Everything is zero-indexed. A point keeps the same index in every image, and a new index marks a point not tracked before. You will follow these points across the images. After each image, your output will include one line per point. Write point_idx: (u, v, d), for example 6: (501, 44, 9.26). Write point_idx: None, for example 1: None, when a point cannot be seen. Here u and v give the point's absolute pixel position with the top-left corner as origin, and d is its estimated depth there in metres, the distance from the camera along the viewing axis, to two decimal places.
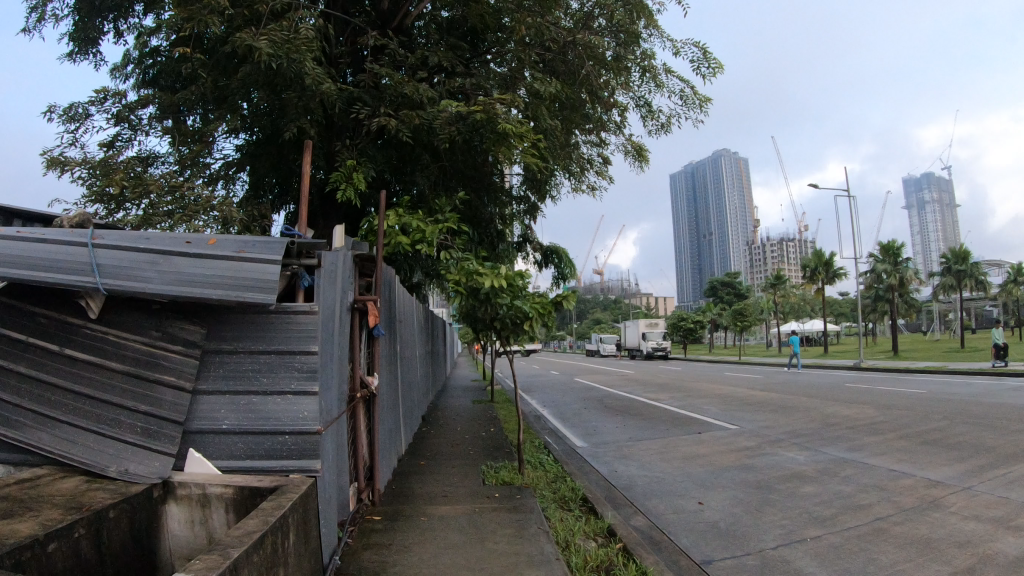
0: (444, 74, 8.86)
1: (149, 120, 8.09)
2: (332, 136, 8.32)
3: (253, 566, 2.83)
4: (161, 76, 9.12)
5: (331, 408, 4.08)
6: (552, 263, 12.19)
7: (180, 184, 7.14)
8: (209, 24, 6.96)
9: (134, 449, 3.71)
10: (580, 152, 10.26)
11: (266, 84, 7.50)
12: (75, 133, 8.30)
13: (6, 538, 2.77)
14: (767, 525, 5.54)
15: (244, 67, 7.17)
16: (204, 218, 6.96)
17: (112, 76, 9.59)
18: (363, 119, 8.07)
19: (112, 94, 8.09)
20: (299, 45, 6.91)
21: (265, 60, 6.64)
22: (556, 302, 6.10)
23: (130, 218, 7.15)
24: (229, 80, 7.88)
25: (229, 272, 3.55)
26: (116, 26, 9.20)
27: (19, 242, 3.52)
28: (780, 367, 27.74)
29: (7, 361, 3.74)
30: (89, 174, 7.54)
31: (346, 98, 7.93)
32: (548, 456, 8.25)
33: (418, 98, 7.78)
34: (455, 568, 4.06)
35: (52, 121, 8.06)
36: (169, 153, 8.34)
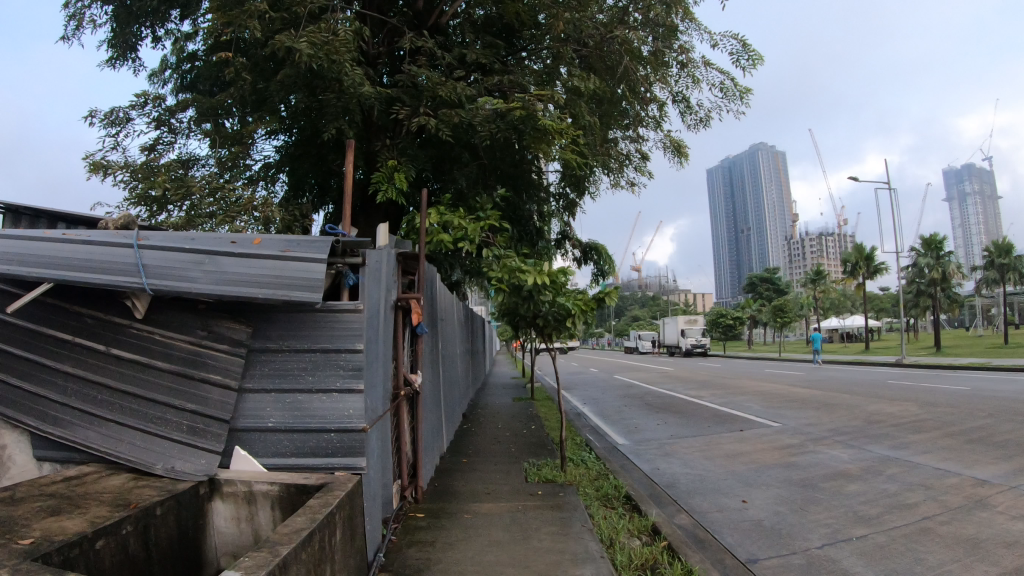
0: (481, 72, 8.88)
1: (188, 124, 8.21)
2: (372, 137, 8.38)
3: (301, 564, 2.85)
4: (199, 80, 9.29)
5: (376, 406, 4.10)
6: (591, 260, 12.12)
7: (222, 185, 7.25)
8: (247, 27, 7.06)
9: (180, 447, 3.77)
10: (619, 148, 10.17)
11: (306, 86, 7.58)
12: (116, 137, 8.49)
13: (55, 535, 2.83)
14: (811, 524, 5.42)
15: (285, 69, 7.24)
16: (246, 219, 7.02)
17: (151, 81, 9.80)
18: (402, 119, 8.11)
19: (152, 98, 8.25)
20: (338, 46, 6.96)
21: (306, 60, 6.71)
22: (598, 300, 6.04)
23: (173, 219, 7.27)
24: (267, 83, 7.98)
25: (275, 272, 3.58)
26: (154, 32, 9.38)
27: (67, 244, 3.60)
28: (820, 363, 27.36)
29: (54, 361, 3.84)
30: (130, 177, 7.69)
31: (385, 98, 7.97)
32: (590, 453, 8.21)
33: (456, 97, 7.79)
34: (500, 566, 4.05)
35: (95, 125, 8.25)
36: (208, 155, 8.45)
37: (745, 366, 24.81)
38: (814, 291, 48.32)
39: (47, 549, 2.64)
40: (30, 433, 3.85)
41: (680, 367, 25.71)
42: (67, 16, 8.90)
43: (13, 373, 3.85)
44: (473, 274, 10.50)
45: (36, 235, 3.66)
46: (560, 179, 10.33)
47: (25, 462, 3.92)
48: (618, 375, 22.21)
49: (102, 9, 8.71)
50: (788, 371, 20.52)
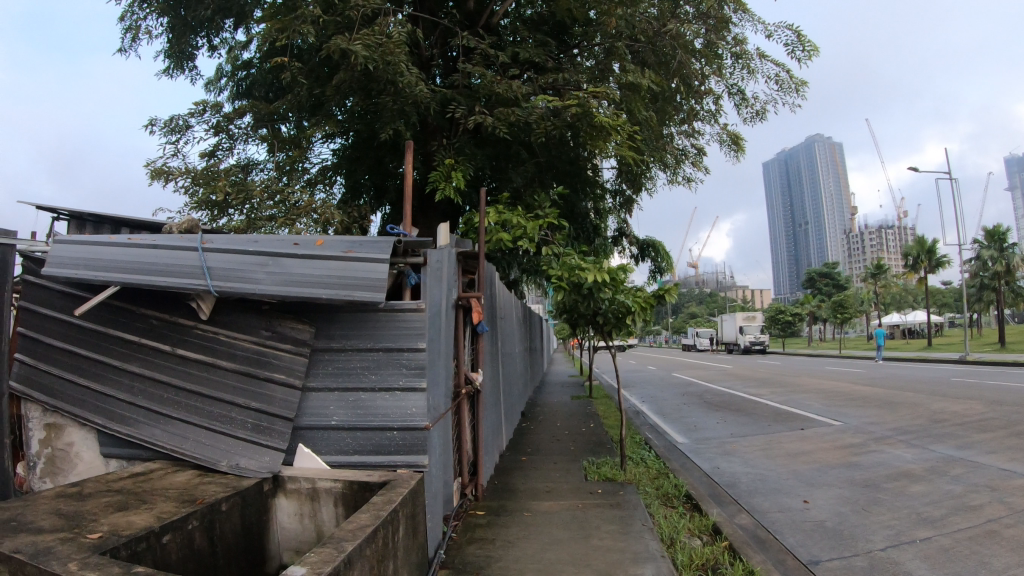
0: (534, 70, 8.87)
1: (246, 129, 8.42)
2: (428, 137, 8.47)
3: (366, 560, 2.89)
4: (254, 87, 9.51)
5: (438, 404, 4.11)
6: (648, 257, 11.99)
7: (283, 189, 7.41)
8: (302, 33, 7.19)
9: (244, 445, 3.84)
10: (675, 144, 10.02)
11: (361, 89, 7.69)
12: (177, 144, 8.74)
13: (124, 529, 2.94)
14: (874, 526, 5.25)
15: (340, 73, 7.36)
16: (305, 222, 7.17)
17: (207, 89, 10.08)
18: (458, 118, 8.14)
19: (210, 106, 8.47)
20: (393, 47, 7.03)
21: (361, 62, 6.80)
22: (658, 296, 5.97)
23: (235, 222, 7.46)
24: (323, 87, 8.12)
25: (339, 272, 3.61)
26: (209, 41, 9.63)
27: (133, 249, 3.75)
28: (883, 359, 26.53)
29: (122, 361, 4.02)
30: (191, 183, 7.92)
31: (440, 99, 8.02)
32: (650, 452, 8.13)
33: (512, 95, 7.79)
34: (561, 565, 4.03)
35: (156, 133, 8.53)
36: (266, 159, 8.64)
37: (805, 364, 24.22)
38: (875, 286, 46.85)
39: (114, 543, 2.74)
40: (99, 431, 4.04)
41: (738, 364, 25.23)
42: (125, 29, 9.20)
43: (82, 372, 4.08)
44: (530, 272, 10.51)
45: (103, 241, 3.83)
46: (615, 175, 10.23)
47: (92, 459, 4.13)
48: (675, 373, 21.93)
49: (158, 20, 8.97)
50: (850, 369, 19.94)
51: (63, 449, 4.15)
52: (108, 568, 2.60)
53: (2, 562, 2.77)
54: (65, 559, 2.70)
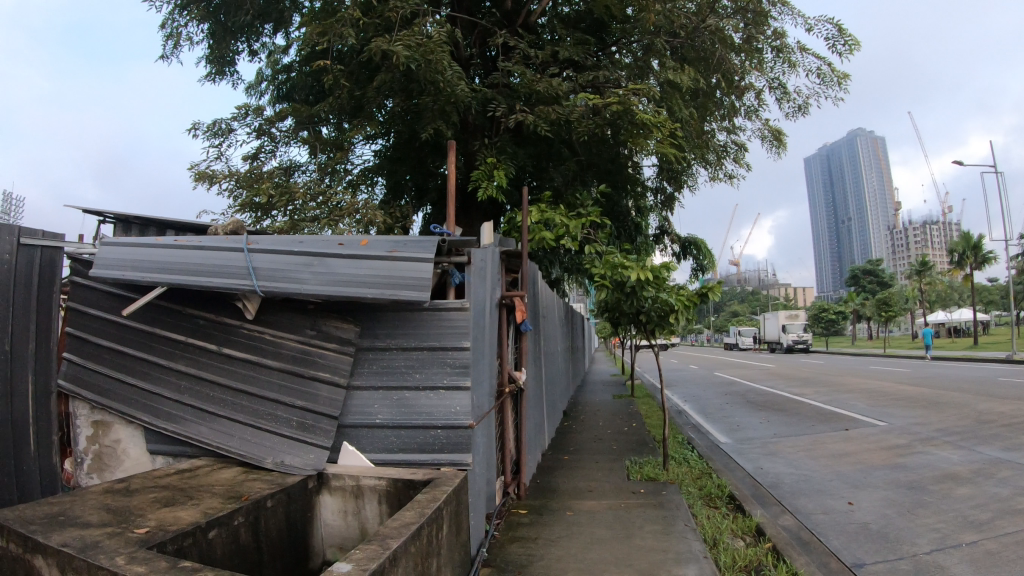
0: (574, 69, 8.84)
1: (287, 132, 8.54)
2: (469, 138, 8.48)
3: (410, 557, 2.91)
4: (295, 90, 9.65)
5: (483, 403, 4.12)
6: (690, 255, 11.87)
7: (326, 191, 7.51)
8: (343, 35, 7.28)
9: (289, 442, 3.89)
10: (716, 140, 9.90)
11: (403, 90, 7.75)
12: (220, 148, 8.91)
13: (171, 525, 3.01)
14: (920, 529, 5.12)
15: (381, 74, 7.44)
16: (348, 222, 7.25)
17: (249, 93, 10.25)
18: (499, 117, 8.16)
19: (252, 109, 8.61)
20: (434, 47, 7.06)
21: (402, 62, 6.85)
22: (701, 294, 5.92)
23: (279, 224, 7.59)
24: (364, 89, 8.20)
25: (383, 272, 3.63)
26: (249, 46, 9.79)
27: (181, 250, 3.84)
28: (932, 359, 25.86)
29: (169, 361, 4.12)
30: (235, 185, 8.06)
31: (480, 99, 8.06)
32: (692, 451, 8.06)
33: (553, 93, 7.80)
34: (603, 564, 4.02)
35: (200, 137, 8.70)
36: (308, 161, 8.76)
37: (850, 363, 23.71)
38: (920, 283, 45.71)
39: (161, 538, 2.81)
40: (145, 428, 4.15)
41: (781, 363, 24.83)
42: (166, 36, 9.40)
43: (130, 372, 4.18)
44: (572, 271, 10.42)
45: (150, 243, 3.92)
46: (656, 173, 10.14)
47: (138, 455, 4.24)
48: (716, 372, 21.66)
49: (199, 27, 9.13)
50: (897, 368, 19.46)
51: (110, 445, 4.27)
52: (155, 563, 2.66)
53: (55, 555, 2.86)
54: (115, 554, 2.78)
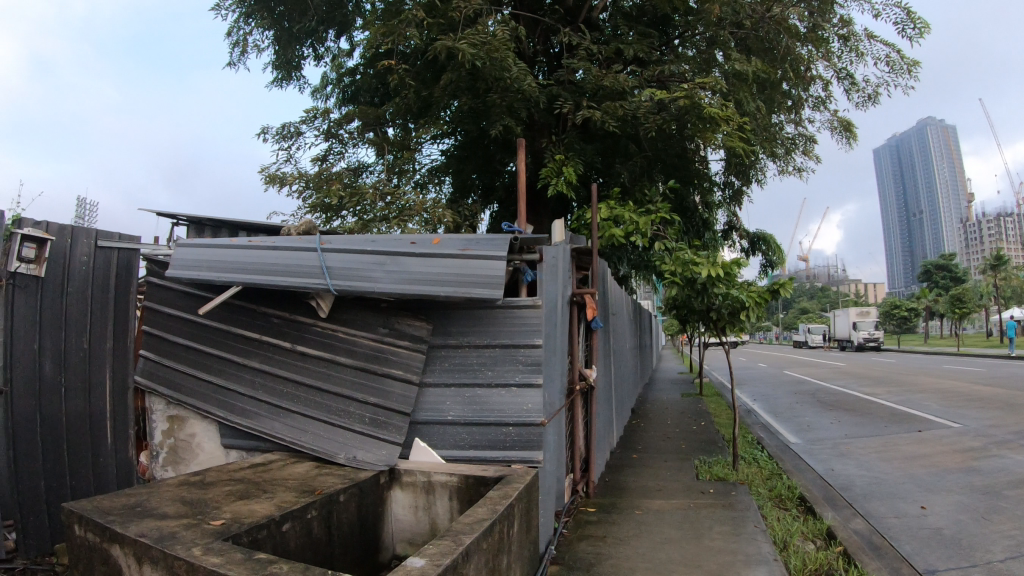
0: (638, 64, 8.75)
1: (354, 134, 8.69)
2: (536, 134, 8.61)
3: (482, 553, 2.92)
4: (360, 93, 9.82)
5: (554, 400, 4.07)
6: (759, 251, 11.61)
7: (394, 191, 7.63)
8: (407, 36, 7.38)
9: (362, 438, 3.95)
10: (784, 133, 9.64)
11: (470, 89, 7.82)
12: (289, 150, 9.11)
13: (248, 517, 3.09)
14: (995, 535, 4.90)
15: (448, 73, 7.54)
16: (417, 221, 7.36)
17: (315, 97, 10.48)
18: (566, 114, 8.14)
19: (320, 112, 8.78)
20: (499, 44, 7.09)
21: (468, 60, 6.90)
22: (773, 291, 5.78)
23: (349, 224, 7.73)
24: (431, 88, 8.28)
25: (455, 270, 3.63)
26: (314, 50, 9.99)
27: (256, 250, 3.94)
28: (1017, 359, 24.67)
29: (244, 358, 4.24)
30: (305, 187, 8.24)
31: (547, 95, 8.08)
32: (762, 452, 7.90)
33: (619, 88, 7.75)
34: (672, 565, 3.96)
35: (270, 141, 8.93)
36: (376, 162, 8.89)
37: (930, 362, 22.73)
38: (996, 279, 43.69)
39: (237, 530, 2.89)
40: (219, 423, 4.27)
41: (854, 362, 24.02)
42: (233, 43, 9.66)
43: (205, 368, 4.31)
44: (640, 267, 10.25)
45: (226, 244, 4.04)
46: (723, 167, 9.96)
47: (212, 449, 4.35)
48: (784, 370, 21.14)
49: (264, 33, 9.35)
50: (976, 368, 18.61)
51: (185, 439, 4.41)
52: (230, 554, 2.75)
53: (133, 545, 2.98)
54: (192, 544, 2.88)
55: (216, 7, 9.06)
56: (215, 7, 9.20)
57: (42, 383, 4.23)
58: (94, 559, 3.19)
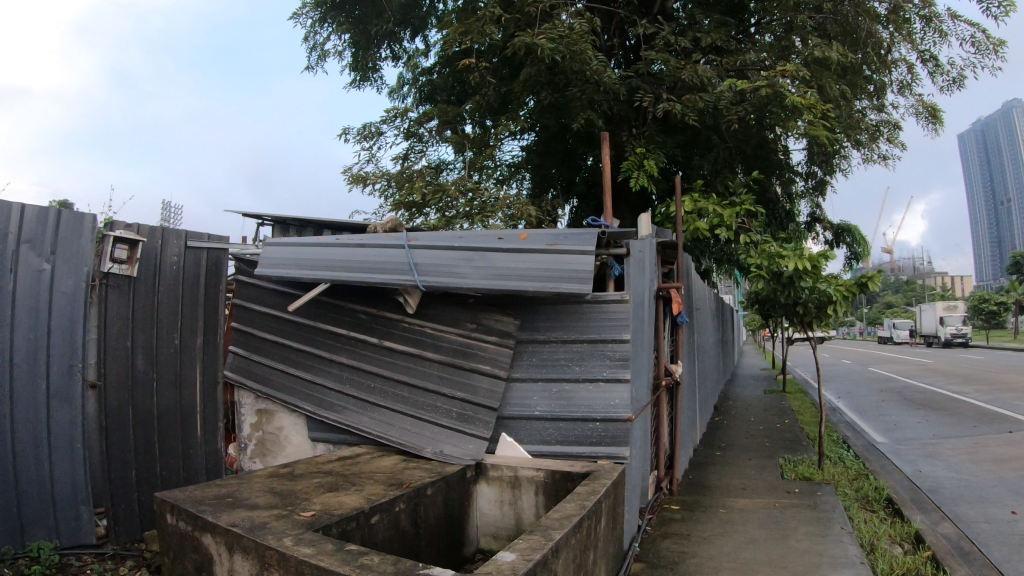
0: (715, 53, 8.62)
1: (432, 132, 8.76)
2: (617, 128, 8.59)
3: (571, 549, 2.90)
4: (437, 92, 9.93)
5: (641, 396, 4.02)
6: (843, 243, 11.25)
7: (477, 186, 7.73)
8: (484, 33, 7.45)
9: (449, 432, 3.98)
10: (868, 120, 9.29)
11: (550, 83, 7.90)
12: (371, 149, 9.27)
13: (339, 508, 3.16)
14: None
15: (527, 68, 7.60)
16: (500, 216, 7.54)
17: (392, 97, 10.64)
18: (646, 107, 8.08)
19: (399, 112, 8.90)
20: (577, 38, 7.12)
21: (547, 55, 6.96)
22: (861, 284, 5.58)
23: (432, 221, 7.83)
24: (510, 85, 8.35)
25: (543, 264, 3.61)
26: (391, 52, 10.06)
27: (344, 248, 4.02)
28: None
29: (334, 353, 4.36)
30: (387, 185, 8.37)
31: (626, 88, 8.04)
32: (848, 451, 7.64)
33: (698, 80, 7.68)
34: (757, 566, 3.87)
35: (352, 141, 9.11)
36: (456, 159, 8.95)
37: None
38: None
39: (327, 521, 2.96)
40: (308, 417, 4.40)
41: (945, 358, 22.95)
42: (311, 48, 9.88)
43: (295, 364, 4.47)
44: (722, 261, 10.05)
45: (314, 242, 4.12)
46: (805, 157, 9.67)
47: (300, 442, 4.49)
48: (871, 367, 20.39)
49: (342, 37, 9.53)
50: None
51: (273, 432, 4.57)
52: (321, 544, 2.81)
53: (225, 534, 3.08)
54: (283, 535, 2.96)
55: (294, 13, 9.28)
56: (293, 13, 9.42)
57: (135, 376, 4.39)
58: (185, 547, 3.31)
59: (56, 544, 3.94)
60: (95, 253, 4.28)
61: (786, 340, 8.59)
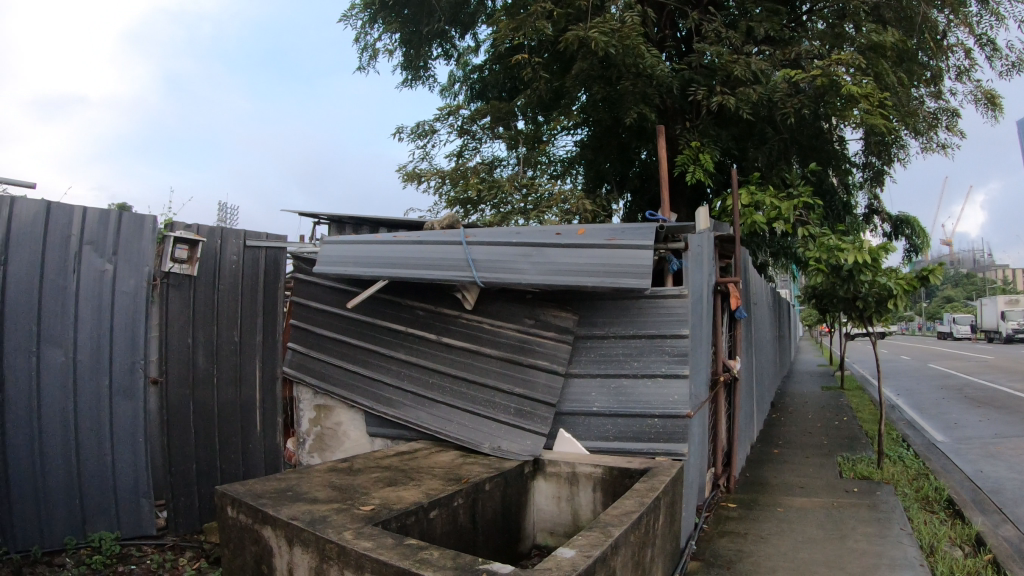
0: (768, 43, 8.50)
1: (484, 130, 8.81)
2: (670, 121, 8.53)
3: (630, 545, 2.90)
4: (488, 89, 9.98)
5: (700, 392, 3.99)
6: (901, 235, 10.98)
7: (532, 181, 7.83)
8: (534, 29, 7.50)
9: (507, 428, 4.01)
10: (926, 108, 9.03)
11: (602, 78, 7.91)
12: (424, 147, 9.35)
13: (398, 503, 3.20)
14: None
15: (578, 62, 7.68)
16: (555, 212, 7.54)
17: (443, 95, 10.72)
18: (700, 100, 8.01)
19: (451, 110, 8.97)
20: (629, 31, 7.13)
21: (601, 47, 7.00)
22: (923, 277, 5.46)
23: (488, 217, 7.89)
24: (562, 80, 8.37)
25: (600, 259, 3.60)
26: (442, 50, 10.14)
27: (404, 245, 4.09)
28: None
29: (393, 349, 4.44)
30: (442, 182, 8.42)
31: (679, 81, 8.00)
32: (908, 450, 7.46)
33: (752, 72, 7.62)
34: (816, 566, 3.81)
35: (405, 139, 9.20)
36: (509, 155, 8.97)
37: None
38: None
39: (387, 515, 3.00)
40: (366, 412, 4.49)
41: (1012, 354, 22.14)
42: (362, 48, 10.00)
43: (353, 360, 4.57)
44: (779, 255, 9.87)
45: (373, 240, 4.23)
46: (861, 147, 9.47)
47: (358, 437, 4.59)
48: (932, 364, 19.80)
49: (392, 37, 9.63)
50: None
51: (332, 427, 4.68)
52: (381, 538, 2.85)
53: (286, 527, 3.15)
54: (343, 528, 3.01)
55: (344, 15, 9.40)
56: (344, 15, 9.55)
57: (196, 371, 4.50)
58: (246, 539, 3.38)
59: (117, 535, 4.10)
60: (157, 253, 4.40)
61: (844, 334, 8.40)
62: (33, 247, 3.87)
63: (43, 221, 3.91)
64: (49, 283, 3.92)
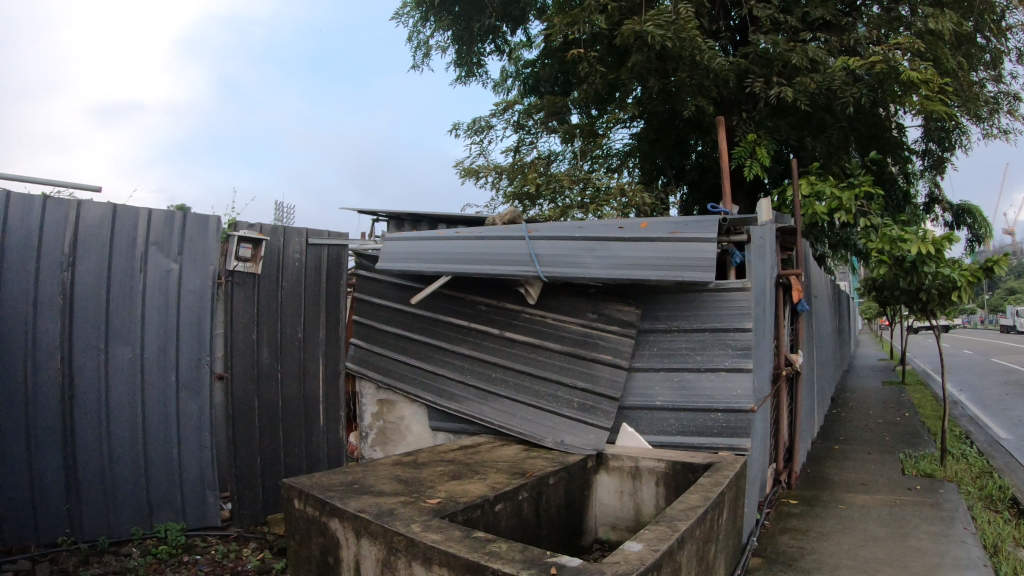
0: (826, 29, 8.40)
1: (538, 125, 8.87)
2: (727, 112, 8.51)
3: (695, 540, 2.93)
4: (541, 83, 10.05)
5: (763, 387, 4.01)
6: (963, 225, 10.72)
7: (588, 175, 7.88)
8: (589, 22, 7.55)
9: (570, 422, 4.06)
10: (987, 93, 8.82)
11: (657, 70, 7.93)
12: (480, 143, 9.46)
13: (464, 496, 3.29)
14: None
15: (633, 56, 7.71)
16: (612, 206, 7.59)
17: (497, 91, 10.81)
18: (757, 91, 7.97)
19: (507, 105, 9.05)
20: (685, 23, 7.16)
21: (657, 40, 7.03)
22: (988, 268, 5.37)
23: (546, 211, 7.98)
24: (617, 72, 8.40)
25: (664, 253, 3.64)
26: (496, 46, 10.20)
27: (468, 241, 4.17)
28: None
29: (457, 345, 4.55)
30: (498, 177, 8.52)
31: (735, 71, 7.96)
32: (972, 448, 7.29)
33: (810, 61, 7.56)
34: (879, 564, 3.78)
35: (461, 136, 9.32)
36: (565, 150, 9.03)
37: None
38: None
39: (454, 509, 3.09)
40: (428, 406, 4.63)
41: None
42: (415, 47, 10.15)
43: (416, 356, 4.72)
44: (839, 246, 9.74)
45: (437, 236, 4.33)
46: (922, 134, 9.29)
47: (421, 431, 4.73)
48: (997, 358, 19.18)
49: (445, 34, 9.75)
50: None
51: (394, 422, 4.85)
52: (449, 531, 2.94)
53: (354, 519, 3.26)
54: (412, 521, 3.11)
55: (398, 14, 9.56)
56: (397, 15, 9.71)
57: (260, 367, 4.67)
58: (314, 531, 3.51)
59: (183, 525, 4.28)
60: (222, 253, 4.58)
61: (907, 327, 8.23)
62: (103, 248, 4.07)
63: (110, 223, 4.10)
64: (118, 282, 4.11)
